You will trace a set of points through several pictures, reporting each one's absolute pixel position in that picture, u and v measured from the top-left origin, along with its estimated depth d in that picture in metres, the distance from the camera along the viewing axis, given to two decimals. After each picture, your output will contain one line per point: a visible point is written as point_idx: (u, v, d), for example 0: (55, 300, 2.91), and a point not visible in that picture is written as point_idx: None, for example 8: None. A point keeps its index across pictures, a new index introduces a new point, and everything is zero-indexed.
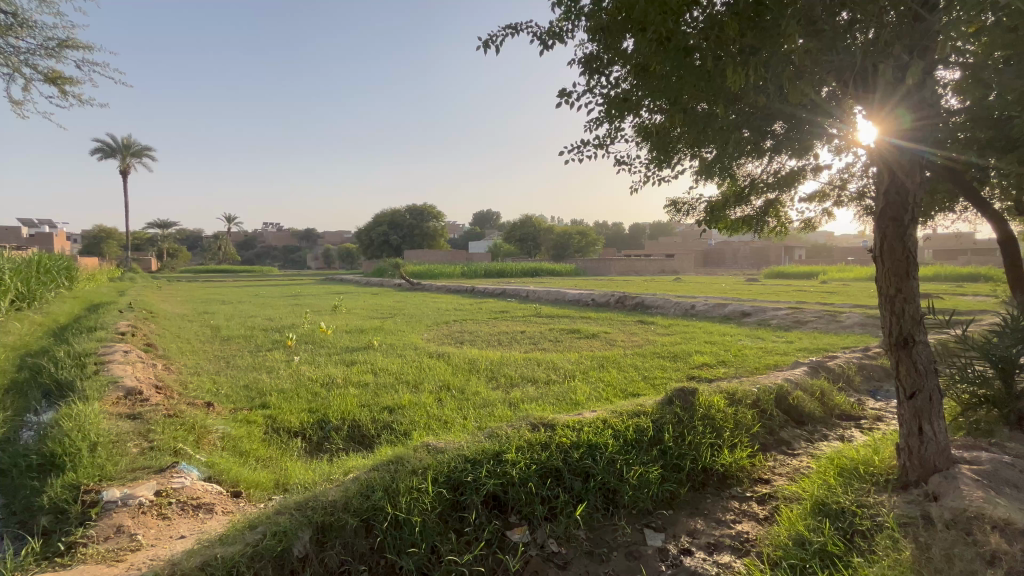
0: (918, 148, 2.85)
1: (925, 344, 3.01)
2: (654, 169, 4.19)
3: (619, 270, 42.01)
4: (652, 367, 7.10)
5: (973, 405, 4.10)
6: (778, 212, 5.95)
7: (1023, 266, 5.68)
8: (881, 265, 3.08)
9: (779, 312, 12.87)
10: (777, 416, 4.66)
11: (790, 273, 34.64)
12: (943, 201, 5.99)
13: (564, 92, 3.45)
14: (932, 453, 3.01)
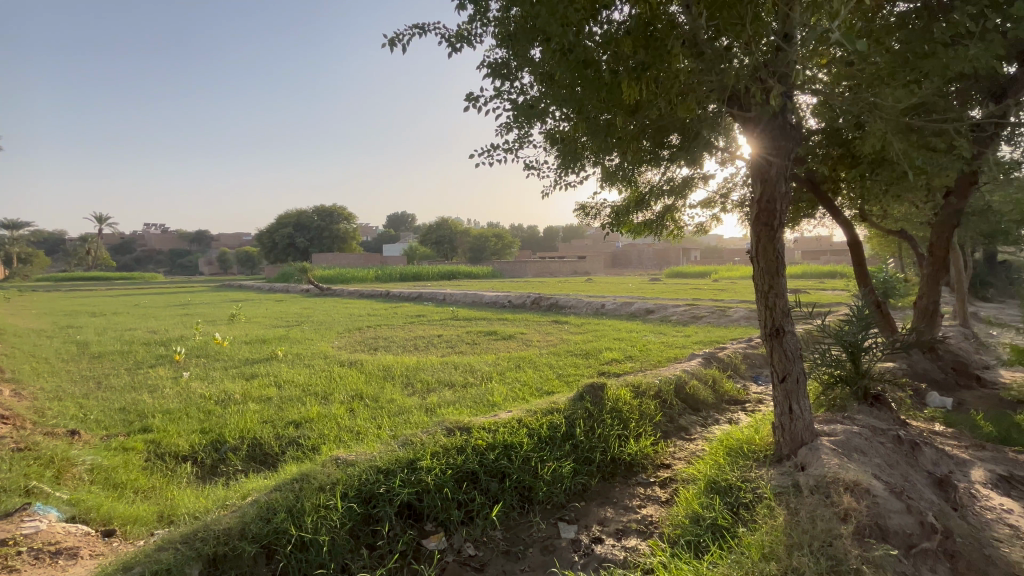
0: (783, 161, 3.23)
1: (793, 333, 3.43)
2: (562, 174, 4.36)
3: (535, 272, 43.08)
4: (566, 365, 7.38)
5: (832, 384, 4.75)
6: (674, 217, 6.46)
7: (867, 264, 6.70)
8: (757, 264, 3.46)
9: (678, 309, 13.98)
10: (676, 405, 5.06)
11: (688, 273, 37.80)
12: (806, 208, 6.89)
13: (471, 96, 3.50)
14: (800, 429, 3.44)
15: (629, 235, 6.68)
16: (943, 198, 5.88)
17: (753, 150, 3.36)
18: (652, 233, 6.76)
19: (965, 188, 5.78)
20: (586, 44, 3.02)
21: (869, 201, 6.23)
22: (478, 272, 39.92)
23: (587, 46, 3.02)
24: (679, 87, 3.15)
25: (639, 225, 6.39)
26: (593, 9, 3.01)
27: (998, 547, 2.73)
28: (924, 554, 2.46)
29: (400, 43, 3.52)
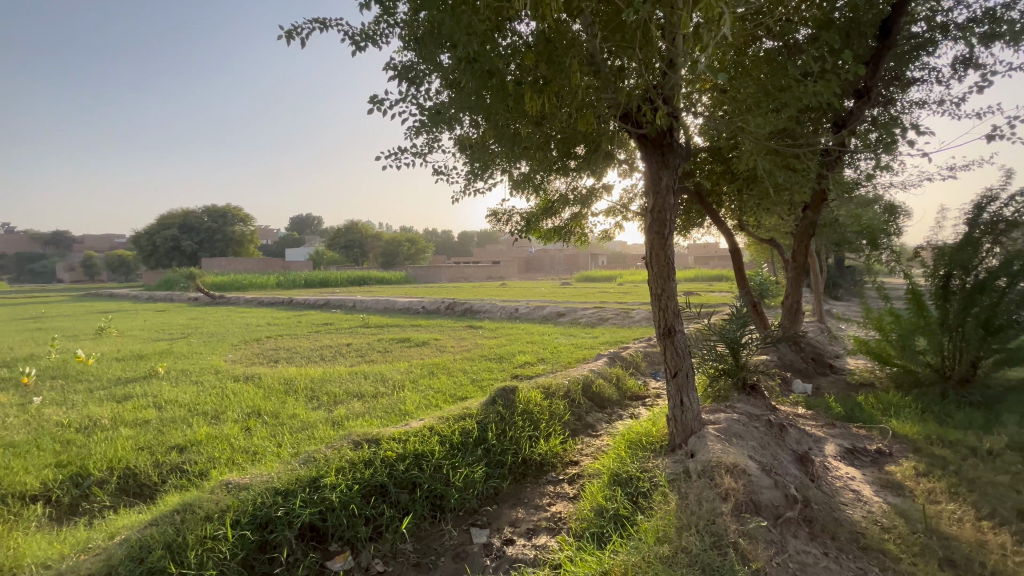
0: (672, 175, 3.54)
1: (682, 333, 3.76)
2: (471, 180, 4.39)
3: (450, 278, 42.72)
4: (480, 370, 7.41)
5: (717, 376, 5.27)
6: (580, 224, 6.79)
7: (745, 269, 7.54)
8: (651, 269, 3.75)
9: (587, 311, 14.67)
10: (584, 403, 5.30)
11: (596, 277, 39.85)
12: (695, 217, 7.60)
13: (376, 99, 3.43)
14: (689, 419, 3.77)
15: (539, 241, 6.90)
16: (801, 212, 6.80)
17: (647, 166, 3.67)
18: (560, 239, 7.04)
19: (818, 204, 6.74)
20: (492, 54, 3.09)
21: (744, 212, 7.03)
22: (391, 277, 38.72)
23: (492, 56, 3.09)
24: (579, 102, 3.33)
25: (549, 232, 6.62)
26: (498, 22, 3.09)
27: (844, 509, 3.21)
28: (788, 522, 2.81)
29: (299, 36, 3.33)
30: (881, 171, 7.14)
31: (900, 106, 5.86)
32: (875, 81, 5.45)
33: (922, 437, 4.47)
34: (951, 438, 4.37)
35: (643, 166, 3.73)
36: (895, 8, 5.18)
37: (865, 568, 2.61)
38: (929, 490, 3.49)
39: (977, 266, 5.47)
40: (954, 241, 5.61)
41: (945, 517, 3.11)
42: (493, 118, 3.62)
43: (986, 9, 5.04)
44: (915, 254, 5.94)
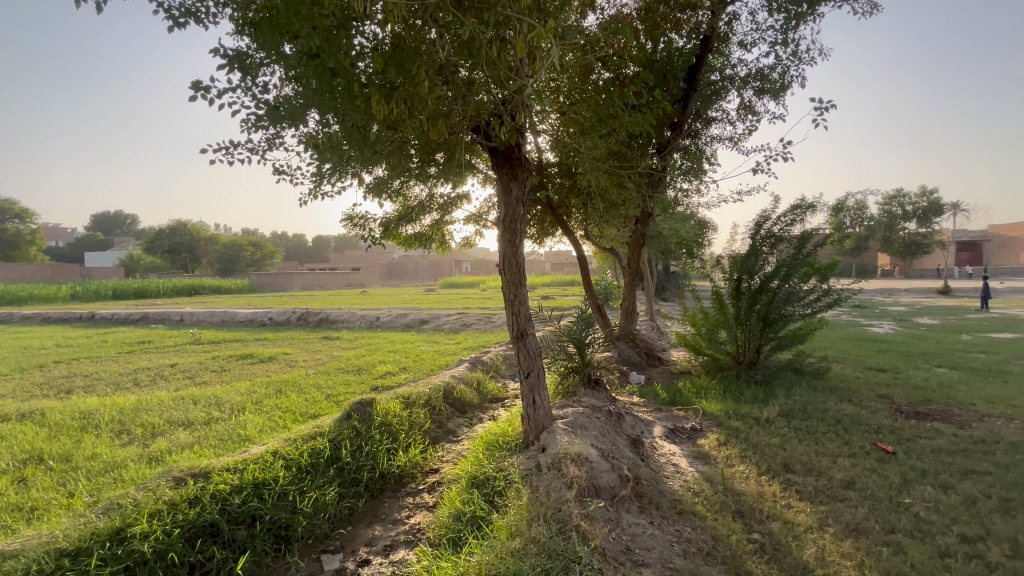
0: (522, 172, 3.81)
1: (534, 335, 4.01)
2: (318, 183, 4.12)
3: (303, 285, 39.27)
4: (336, 384, 6.96)
5: (567, 373, 5.74)
6: (441, 231, 6.83)
7: (590, 274, 8.33)
8: (505, 276, 3.93)
9: (451, 318, 14.76)
10: (445, 410, 5.32)
11: (460, 283, 40.28)
12: (547, 227, 8.18)
13: (199, 85, 3.02)
14: (541, 416, 4.04)
15: (399, 248, 6.75)
16: (633, 225, 7.77)
17: (499, 179, 3.86)
18: (420, 246, 6.98)
19: (647, 219, 7.82)
20: (337, 54, 2.94)
21: (588, 224, 7.79)
22: (230, 286, 34.23)
23: (338, 54, 2.94)
24: (431, 111, 3.35)
25: (410, 238, 6.52)
26: (342, 19, 2.98)
27: (666, 482, 3.73)
28: (622, 500, 3.18)
29: None
30: (693, 192, 8.52)
31: (704, 140, 7.06)
32: (685, 117, 6.48)
33: (723, 413, 5.43)
34: (743, 411, 5.39)
35: (496, 179, 3.92)
36: (697, 57, 6.26)
37: (680, 529, 3.07)
38: (727, 455, 4.25)
39: (757, 272, 6.84)
40: (742, 252, 6.94)
41: (737, 477, 3.81)
42: (342, 119, 3.45)
43: (759, 68, 6.35)
44: (717, 262, 7.21)
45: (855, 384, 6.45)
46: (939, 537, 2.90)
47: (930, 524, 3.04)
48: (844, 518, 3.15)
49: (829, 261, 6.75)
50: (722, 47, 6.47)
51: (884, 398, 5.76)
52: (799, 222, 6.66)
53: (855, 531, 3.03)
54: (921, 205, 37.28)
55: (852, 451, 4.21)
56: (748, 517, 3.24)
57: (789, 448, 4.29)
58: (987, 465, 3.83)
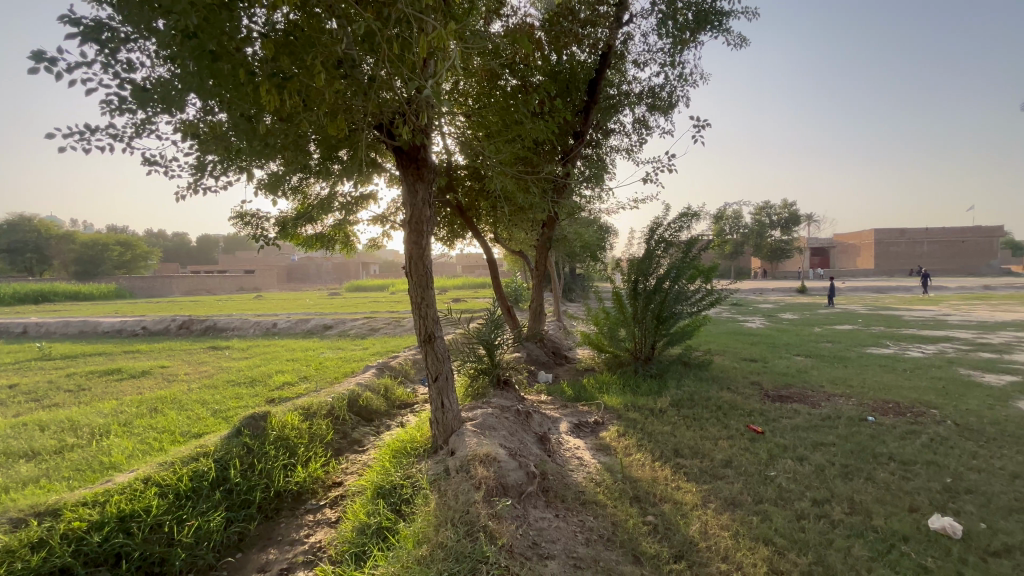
0: (429, 173, 3.78)
1: (442, 338, 3.98)
2: (199, 177, 3.71)
3: (185, 290, 35.20)
4: (225, 398, 6.33)
5: (477, 375, 5.78)
6: (345, 231, 6.52)
7: (500, 276, 8.45)
8: (411, 279, 3.86)
9: (357, 322, 14.14)
10: (349, 420, 5.07)
11: (368, 286, 38.72)
12: (457, 229, 8.17)
13: (42, 57, 2.58)
14: (450, 419, 4.02)
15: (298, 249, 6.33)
16: (540, 229, 8.04)
17: (404, 181, 3.79)
18: (322, 247, 6.61)
19: (553, 223, 8.14)
20: (219, 35, 2.70)
21: (497, 227, 7.92)
22: (91, 291, 29.65)
23: (219, 36, 2.70)
24: (329, 105, 3.19)
25: (310, 239, 6.14)
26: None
27: (571, 475, 3.90)
28: (529, 496, 3.26)
29: None
30: (595, 199, 9.03)
31: (604, 149, 7.50)
32: (586, 127, 6.83)
33: (622, 405, 5.81)
34: (639, 403, 5.80)
35: (401, 180, 3.84)
36: (596, 72, 6.64)
37: (583, 519, 3.21)
38: (625, 445, 4.55)
39: (652, 273, 7.42)
40: (638, 255, 7.49)
41: (634, 465, 4.10)
42: (227, 107, 3.15)
43: (651, 87, 6.89)
44: (616, 264, 7.70)
45: (732, 373, 7.25)
46: (797, 502, 3.35)
47: (790, 491, 3.51)
48: (723, 493, 3.52)
49: (712, 264, 7.51)
50: (619, 64, 6.92)
51: (755, 384, 6.54)
52: (686, 228, 7.34)
53: (732, 504, 3.40)
54: (783, 216, 42.97)
55: (730, 433, 4.73)
56: (644, 501, 3.48)
57: (678, 435, 4.71)
58: (832, 437, 4.50)
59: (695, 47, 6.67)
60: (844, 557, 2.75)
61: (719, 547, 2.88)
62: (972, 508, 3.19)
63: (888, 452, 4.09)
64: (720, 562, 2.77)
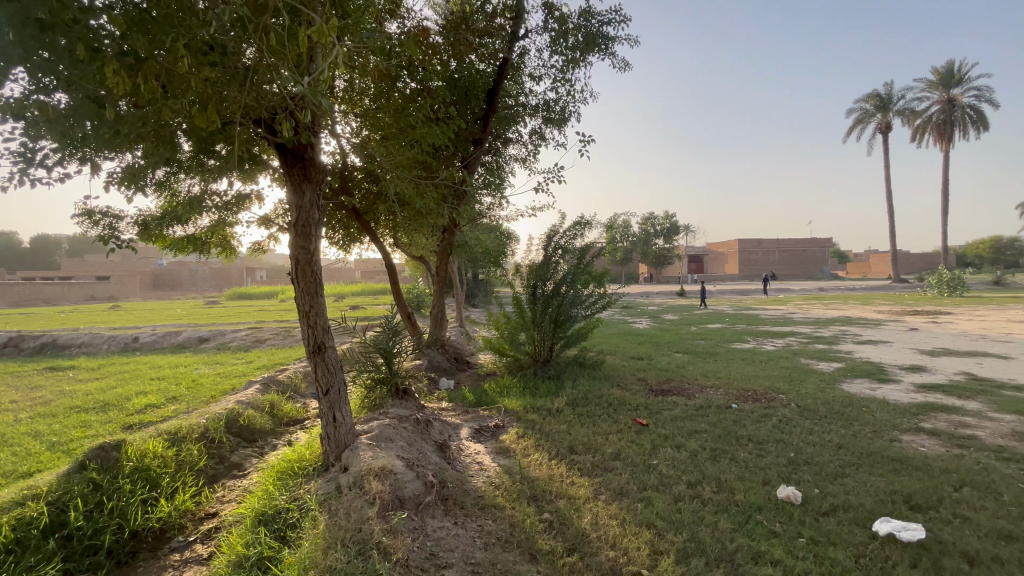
0: (319, 174, 3.60)
1: (333, 348, 3.78)
2: (28, 167, 3.13)
3: (12, 301, 29.30)
4: (67, 427, 5.36)
5: (373, 386, 5.58)
6: (222, 234, 5.90)
7: (400, 282, 8.23)
8: (297, 285, 3.62)
9: (239, 334, 12.85)
10: (227, 442, 4.58)
11: (253, 294, 35.41)
12: (353, 234, 7.81)
13: None
14: (343, 434, 3.83)
15: (165, 252, 5.61)
16: (440, 235, 7.97)
17: (289, 182, 3.54)
18: (194, 251, 5.91)
19: (453, 229, 8.11)
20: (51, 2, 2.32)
21: (396, 231, 7.73)
22: None
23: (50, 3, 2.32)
24: (198, 94, 2.88)
25: (179, 241, 5.46)
26: None
27: (470, 481, 3.90)
28: (426, 507, 3.20)
29: None
30: (495, 206, 9.21)
31: (503, 158, 7.68)
32: (485, 135, 6.94)
33: (522, 408, 5.95)
34: (538, 405, 5.99)
35: (286, 181, 3.59)
36: (494, 82, 6.77)
37: (482, 524, 3.23)
38: (524, 446, 4.66)
39: (549, 278, 7.72)
40: (536, 261, 7.76)
41: (532, 465, 4.22)
42: (66, 87, 2.71)
43: (545, 100, 7.20)
44: (516, 269, 7.90)
45: (622, 371, 7.79)
46: (674, 486, 3.69)
47: (669, 477, 3.86)
48: (612, 484, 3.76)
49: (603, 270, 8.00)
50: (516, 75, 7.13)
51: (641, 381, 7.09)
52: (579, 236, 7.76)
53: (620, 494, 3.64)
54: (666, 226, 47.37)
55: (619, 427, 5.07)
56: (540, 499, 3.60)
57: (573, 432, 4.95)
58: (704, 424, 5.04)
59: (585, 66, 7.12)
60: (711, 530, 3.08)
61: (608, 536, 3.07)
62: (809, 477, 3.76)
63: (747, 434, 4.68)
64: (608, 549, 2.93)
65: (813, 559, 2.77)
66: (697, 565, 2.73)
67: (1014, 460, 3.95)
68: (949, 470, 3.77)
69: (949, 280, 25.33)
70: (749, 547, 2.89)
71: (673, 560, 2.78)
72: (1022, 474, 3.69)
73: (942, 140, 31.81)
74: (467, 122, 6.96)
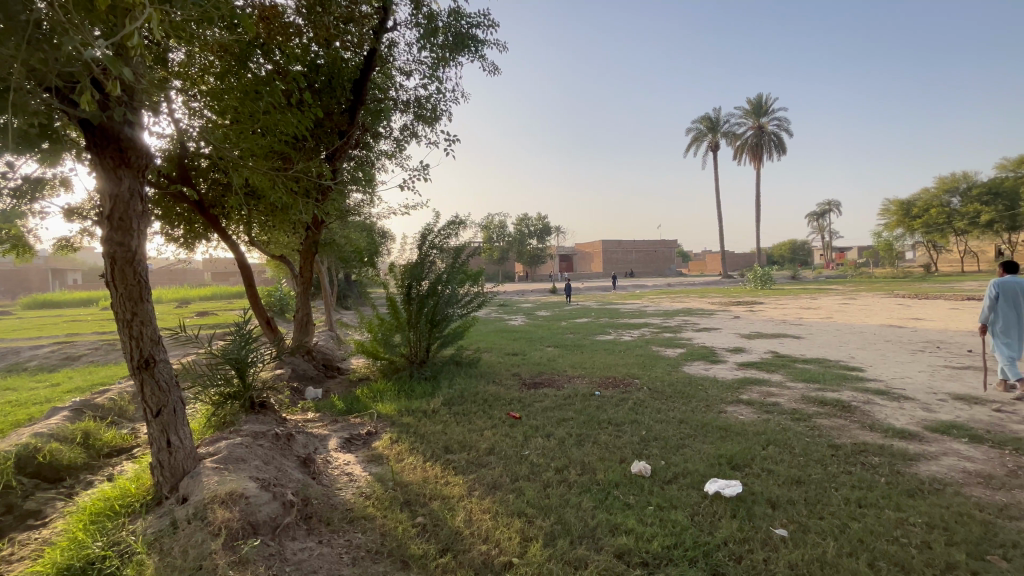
0: (139, 157, 3.05)
1: (165, 362, 3.26)
2: None
3: None
4: None
5: (222, 402, 4.94)
6: (9, 228, 4.72)
7: (256, 284, 7.41)
8: (115, 290, 3.04)
9: (41, 352, 10.45)
10: (17, 486, 3.67)
11: (63, 302, 29.12)
12: (196, 230, 6.83)
13: None
14: (181, 459, 3.32)
15: None
16: (303, 232, 7.35)
17: (98, 166, 2.94)
18: None
19: (318, 225, 7.52)
20: None
21: (251, 227, 6.95)
22: None
23: None
24: None
25: None
26: None
27: (338, 494, 3.66)
28: (286, 529, 2.92)
29: None
30: (365, 203, 8.79)
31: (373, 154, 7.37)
32: (353, 128, 6.59)
33: (396, 411, 5.77)
34: (413, 407, 5.85)
35: (94, 165, 2.98)
36: (361, 73, 6.45)
37: (350, 538, 3.05)
38: (397, 451, 4.52)
39: (424, 278, 7.58)
40: (410, 261, 7.57)
41: (405, 469, 4.10)
42: None
43: (417, 96, 7.06)
44: (390, 269, 7.62)
45: (497, 368, 8.00)
46: (543, 474, 3.89)
47: (539, 465, 4.06)
48: (486, 479, 3.83)
49: (477, 269, 8.07)
50: (385, 68, 6.88)
51: (515, 376, 7.36)
52: (453, 236, 7.75)
53: (493, 487, 3.73)
54: (538, 227, 49.93)
55: (493, 423, 5.19)
56: (413, 504, 3.52)
57: (448, 432, 4.94)
58: (570, 412, 5.40)
59: (455, 66, 7.12)
60: (575, 510, 3.31)
61: (481, 530, 3.11)
62: (657, 451, 4.25)
63: (607, 418, 5.12)
64: (480, 544, 2.97)
65: (659, 523, 3.12)
66: (562, 545, 2.90)
67: (803, 419, 4.91)
68: (759, 433, 4.55)
69: (761, 275, 30.56)
70: (608, 521, 3.16)
71: (541, 544, 2.93)
72: (808, 430, 4.60)
73: (756, 159, 38.28)
74: (332, 112, 6.53)
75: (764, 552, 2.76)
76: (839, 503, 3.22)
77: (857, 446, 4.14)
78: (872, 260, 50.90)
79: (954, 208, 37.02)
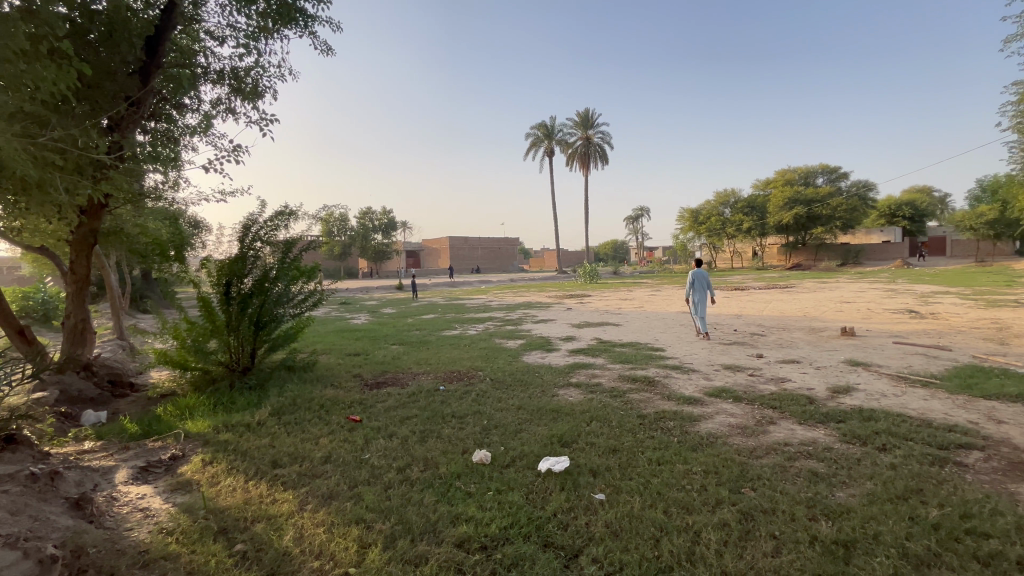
0: None
1: None
2: None
3: None
4: None
5: None
6: None
7: None
8: None
9: None
10: None
11: None
12: None
13: None
14: None
15: None
16: (73, 218, 5.86)
17: None
18: None
19: (96, 211, 6.05)
20: None
21: None
22: None
23: None
24: None
25: None
26: None
27: (127, 536, 3.02)
28: None
29: None
30: (164, 185, 7.37)
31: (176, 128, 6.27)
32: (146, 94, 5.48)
33: (211, 429, 5.00)
34: (233, 421, 5.15)
35: None
36: (158, 30, 5.42)
37: None
38: (212, 475, 3.92)
39: (247, 275, 6.65)
40: (229, 255, 6.57)
41: (221, 494, 3.58)
42: None
43: (232, 67, 6.18)
44: (202, 264, 6.50)
45: (336, 370, 7.52)
46: (384, 476, 3.77)
47: (379, 468, 3.91)
48: (320, 490, 3.57)
49: (312, 265, 7.34)
50: (190, 27, 5.88)
51: (357, 376, 7.01)
52: (283, 228, 6.94)
53: (328, 497, 3.49)
54: (383, 223, 48.38)
55: (330, 429, 4.85)
56: (231, 531, 3.09)
57: (277, 444, 4.47)
58: (414, 409, 5.33)
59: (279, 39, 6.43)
60: (415, 507, 3.29)
61: (314, 546, 2.88)
62: (496, 438, 4.46)
63: (450, 412, 5.18)
64: (312, 561, 2.76)
65: (497, 506, 3.28)
66: (402, 545, 2.85)
67: (619, 395, 5.65)
68: (585, 411, 5.09)
69: (589, 271, 34.34)
70: (449, 513, 3.20)
71: (380, 548, 2.83)
72: (622, 404, 5.31)
73: (584, 167, 42.59)
74: (116, 73, 5.33)
75: (586, 516, 3.10)
76: (644, 463, 3.79)
77: (658, 415, 4.91)
78: (672, 258, 61.05)
79: (727, 216, 46.20)
